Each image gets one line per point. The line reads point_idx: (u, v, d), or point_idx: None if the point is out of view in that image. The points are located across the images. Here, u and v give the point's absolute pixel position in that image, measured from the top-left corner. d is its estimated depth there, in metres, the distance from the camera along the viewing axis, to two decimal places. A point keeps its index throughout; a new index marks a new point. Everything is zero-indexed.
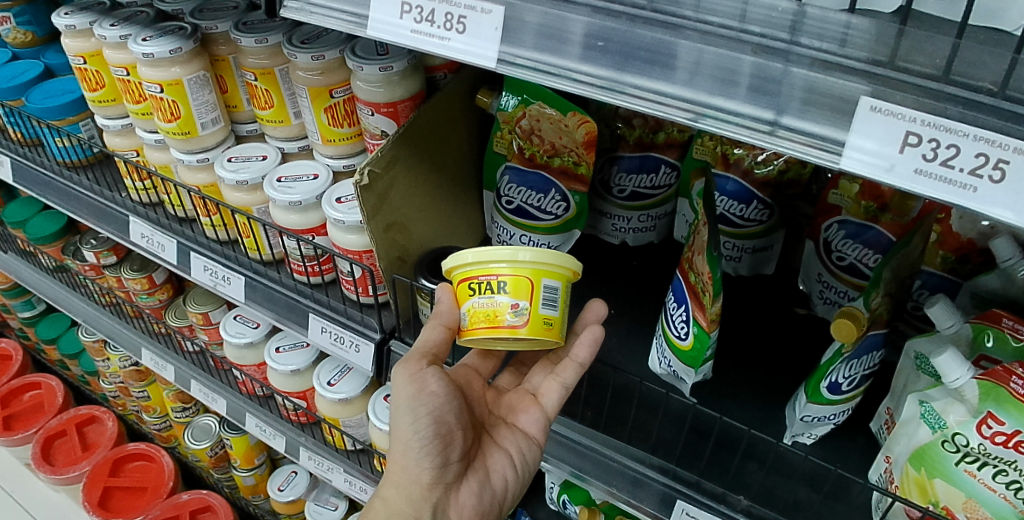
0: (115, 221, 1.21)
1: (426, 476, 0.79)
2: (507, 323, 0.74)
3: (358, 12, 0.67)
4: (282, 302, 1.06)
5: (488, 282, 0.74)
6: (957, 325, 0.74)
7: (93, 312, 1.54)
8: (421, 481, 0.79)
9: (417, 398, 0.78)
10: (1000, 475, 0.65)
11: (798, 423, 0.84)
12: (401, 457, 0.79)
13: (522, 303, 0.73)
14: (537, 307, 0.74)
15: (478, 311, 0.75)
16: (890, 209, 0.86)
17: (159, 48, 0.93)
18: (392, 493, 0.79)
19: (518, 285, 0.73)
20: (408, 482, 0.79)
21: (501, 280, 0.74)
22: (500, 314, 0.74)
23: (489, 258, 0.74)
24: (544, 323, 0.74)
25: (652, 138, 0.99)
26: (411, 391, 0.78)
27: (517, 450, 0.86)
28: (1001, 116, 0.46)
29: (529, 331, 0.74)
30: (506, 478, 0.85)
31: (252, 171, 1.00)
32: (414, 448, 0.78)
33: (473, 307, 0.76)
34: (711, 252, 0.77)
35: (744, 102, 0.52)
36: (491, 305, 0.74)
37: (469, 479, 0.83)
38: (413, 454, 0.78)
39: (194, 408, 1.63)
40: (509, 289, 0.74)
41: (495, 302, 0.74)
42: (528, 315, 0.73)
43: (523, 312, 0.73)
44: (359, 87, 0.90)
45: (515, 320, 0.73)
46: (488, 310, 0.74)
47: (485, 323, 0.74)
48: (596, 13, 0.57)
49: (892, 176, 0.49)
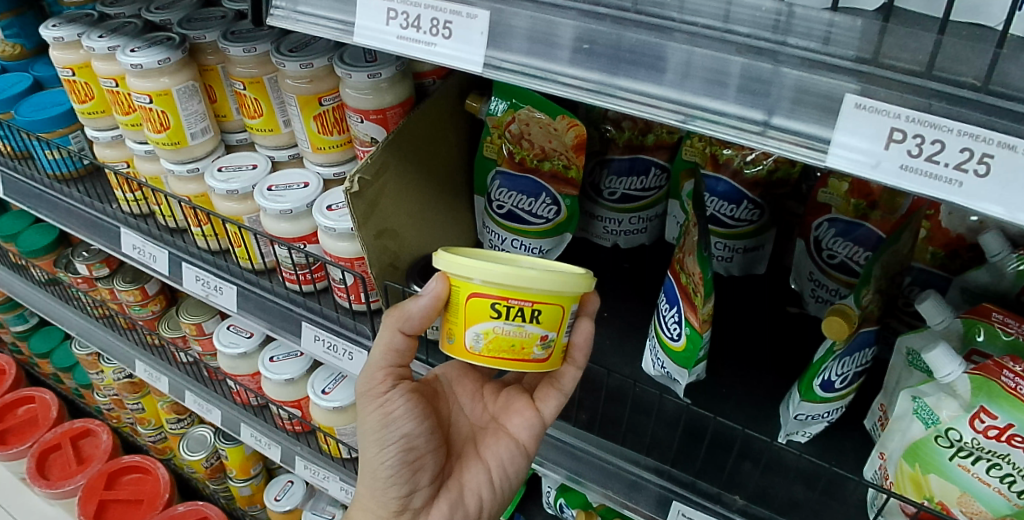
0: (106, 233, 1.21)
1: (394, 501, 0.82)
2: (535, 356, 0.72)
3: (345, 19, 0.67)
4: (275, 311, 1.06)
5: (517, 309, 0.68)
6: (948, 320, 0.74)
7: (86, 325, 1.54)
8: (389, 506, 0.82)
9: (383, 420, 0.79)
10: (993, 469, 0.65)
11: (792, 421, 0.84)
12: (370, 480, 0.82)
13: (551, 334, 0.71)
14: (559, 337, 0.72)
15: (502, 339, 0.70)
16: (879, 206, 0.87)
17: (147, 58, 0.93)
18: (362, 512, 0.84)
19: (549, 316, 0.70)
20: (378, 502, 0.82)
21: (534, 309, 0.69)
22: (527, 345, 0.70)
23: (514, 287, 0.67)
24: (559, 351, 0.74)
25: (642, 140, 0.99)
26: (378, 417, 0.79)
27: (496, 466, 0.87)
28: (986, 112, 0.47)
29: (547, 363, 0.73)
30: (480, 496, 0.86)
31: (243, 181, 1.00)
32: (381, 474, 0.81)
33: (492, 332, 0.70)
34: (701, 253, 0.77)
35: (732, 103, 0.53)
36: (519, 333, 0.69)
37: (442, 498, 0.84)
38: (379, 480, 0.81)
39: (189, 419, 1.63)
40: (541, 319, 0.69)
41: (524, 332, 0.69)
42: (552, 347, 0.72)
43: (550, 344, 0.71)
44: (348, 94, 0.90)
45: (540, 353, 0.72)
46: (519, 340, 0.70)
47: (508, 351, 0.70)
48: (582, 16, 0.57)
49: (878, 172, 0.49)
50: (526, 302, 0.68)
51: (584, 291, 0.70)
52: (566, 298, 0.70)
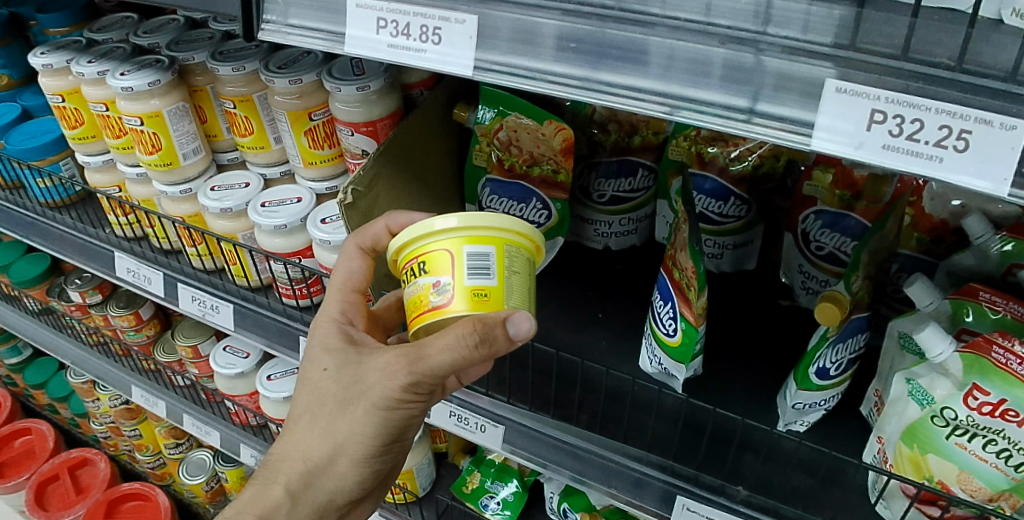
0: (99, 258, 1.21)
1: (351, 489, 0.77)
2: (432, 306, 0.67)
3: (334, 30, 0.68)
4: (273, 328, 1.06)
5: (412, 269, 0.70)
6: (936, 303, 0.76)
7: (80, 353, 1.53)
8: (344, 493, 0.78)
9: (399, 421, 0.72)
10: (989, 445, 0.67)
11: (790, 411, 0.84)
12: (335, 465, 0.74)
13: (443, 279, 0.67)
14: (460, 281, 0.66)
15: (409, 303, 0.70)
16: (864, 196, 0.89)
17: (137, 81, 0.94)
18: (302, 490, 0.73)
19: (434, 260, 0.67)
20: (332, 490, 0.76)
21: (417, 262, 0.69)
22: (424, 297, 0.68)
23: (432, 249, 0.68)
24: (472, 296, 0.66)
25: (628, 142, 1.01)
26: (396, 418, 0.71)
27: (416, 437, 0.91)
28: (961, 89, 0.48)
29: (453, 309, 0.66)
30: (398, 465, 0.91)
31: (236, 198, 1.00)
32: (365, 467, 0.76)
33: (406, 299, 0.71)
34: (693, 247, 0.78)
35: (717, 92, 0.54)
36: (416, 290, 0.69)
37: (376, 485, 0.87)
38: (356, 472, 0.75)
39: (187, 443, 1.62)
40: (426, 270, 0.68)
41: (418, 288, 0.69)
42: (449, 292, 0.66)
43: (444, 288, 0.66)
44: (337, 108, 0.91)
45: (438, 300, 0.67)
46: (414, 298, 0.69)
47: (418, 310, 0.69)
48: (567, 15, 0.59)
49: (861, 153, 0.50)
50: (413, 260, 0.69)
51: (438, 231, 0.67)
52: (449, 242, 0.67)
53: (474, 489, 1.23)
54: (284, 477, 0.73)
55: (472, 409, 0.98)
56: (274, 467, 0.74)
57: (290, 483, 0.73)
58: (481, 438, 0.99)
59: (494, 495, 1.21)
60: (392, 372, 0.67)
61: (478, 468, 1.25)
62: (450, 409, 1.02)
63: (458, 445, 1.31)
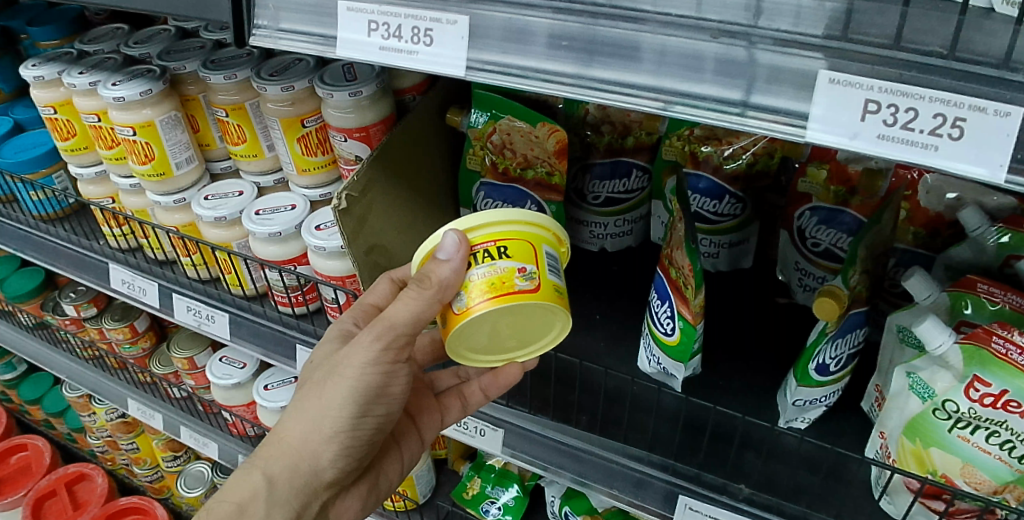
0: (94, 270, 1.20)
1: (331, 471, 0.78)
2: (517, 289, 0.66)
3: (326, 33, 0.68)
4: (270, 337, 1.05)
5: (485, 250, 0.67)
6: (935, 296, 0.75)
7: (76, 367, 1.52)
8: (323, 479, 0.78)
9: (382, 389, 0.76)
10: (992, 437, 0.66)
11: (790, 408, 0.84)
12: (320, 445, 0.75)
13: (529, 265, 0.67)
14: (545, 272, 0.68)
15: (477, 285, 0.67)
16: (859, 191, 0.89)
17: (128, 91, 0.93)
18: (281, 474, 0.74)
19: (516, 247, 0.67)
20: (311, 471, 0.76)
21: (498, 246, 0.67)
22: (506, 279, 0.66)
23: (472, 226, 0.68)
24: (554, 289, 0.68)
25: (622, 143, 1.00)
26: (378, 385, 0.75)
27: (407, 454, 0.95)
28: (953, 77, 0.48)
29: (540, 296, 0.67)
30: (391, 480, 0.94)
31: (230, 207, 1.00)
32: (340, 443, 0.76)
33: (467, 283, 0.67)
34: (689, 244, 0.78)
35: (711, 85, 0.54)
36: (493, 272, 0.66)
37: (362, 483, 0.88)
38: (332, 448, 0.76)
39: (185, 456, 1.61)
40: (510, 254, 0.67)
41: (497, 269, 0.66)
42: (537, 279, 0.67)
43: (532, 274, 0.67)
44: (330, 114, 0.91)
45: (524, 284, 0.66)
46: (490, 280, 0.66)
47: (491, 293, 0.66)
48: (558, 13, 0.58)
49: (856, 144, 0.50)
50: (486, 242, 0.68)
51: (521, 220, 0.69)
52: (529, 235, 0.69)
53: (475, 496, 1.22)
54: (265, 462, 0.74)
55: (473, 413, 0.98)
56: (255, 453, 0.74)
57: (271, 467, 0.74)
58: (482, 443, 0.99)
59: (494, 501, 1.20)
60: (365, 340, 0.72)
61: (478, 473, 1.24)
62: None
63: (457, 452, 1.30)
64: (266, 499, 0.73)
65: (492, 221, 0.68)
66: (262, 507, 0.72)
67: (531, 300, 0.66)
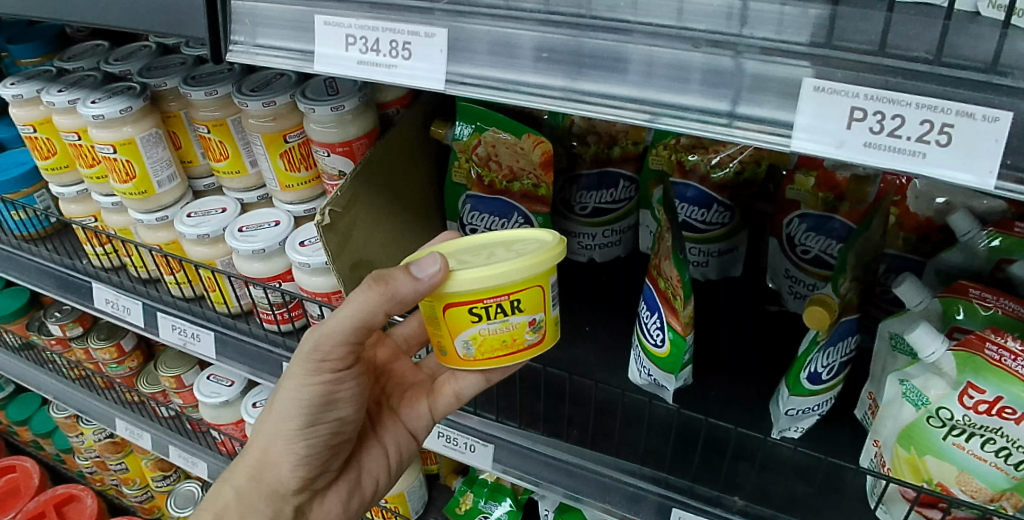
0: (77, 289, 1.19)
1: (295, 479, 0.81)
2: (527, 341, 0.71)
3: (305, 48, 0.67)
4: (256, 355, 1.03)
5: (499, 306, 0.68)
6: (926, 302, 0.74)
7: (61, 387, 1.50)
8: (290, 486, 0.82)
9: (322, 395, 0.77)
10: (987, 444, 0.65)
11: (783, 418, 0.83)
12: (280, 454, 0.80)
13: (539, 316, 0.70)
14: (549, 315, 0.71)
15: (490, 340, 0.70)
16: (848, 197, 0.88)
17: (108, 108, 0.92)
18: (249, 486, 0.80)
19: (530, 299, 0.68)
20: (277, 480, 0.81)
21: (512, 300, 0.68)
22: (518, 334, 0.70)
23: (505, 274, 0.66)
24: (554, 325, 0.73)
25: (609, 153, 0.99)
26: (320, 392, 0.76)
27: (395, 451, 0.93)
28: (939, 83, 0.47)
29: (544, 342, 0.73)
30: (376, 479, 0.93)
31: (213, 224, 0.99)
32: (295, 452, 0.79)
33: (479, 336, 0.69)
34: (677, 255, 0.77)
35: (696, 96, 0.53)
36: (506, 328, 0.69)
37: (342, 482, 0.89)
38: (289, 457, 0.79)
39: (175, 475, 1.60)
40: (523, 308, 0.69)
41: (509, 325, 0.69)
42: (543, 327, 0.71)
43: (541, 325, 0.71)
44: (313, 129, 0.90)
45: (532, 336, 0.71)
46: (503, 335, 0.70)
47: (503, 346, 0.70)
48: (541, 25, 0.58)
49: (842, 152, 0.49)
50: (501, 296, 0.67)
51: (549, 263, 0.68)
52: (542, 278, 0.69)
53: (468, 510, 1.20)
54: (233, 477, 0.80)
55: (461, 429, 0.97)
56: (227, 469, 0.81)
57: (238, 480, 0.80)
58: (471, 458, 0.97)
59: (488, 515, 1.18)
60: (303, 350, 0.74)
61: (471, 488, 1.22)
62: (437, 429, 1.00)
63: (449, 466, 1.29)
64: (239, 508, 0.80)
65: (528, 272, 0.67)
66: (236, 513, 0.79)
67: (538, 348, 0.73)
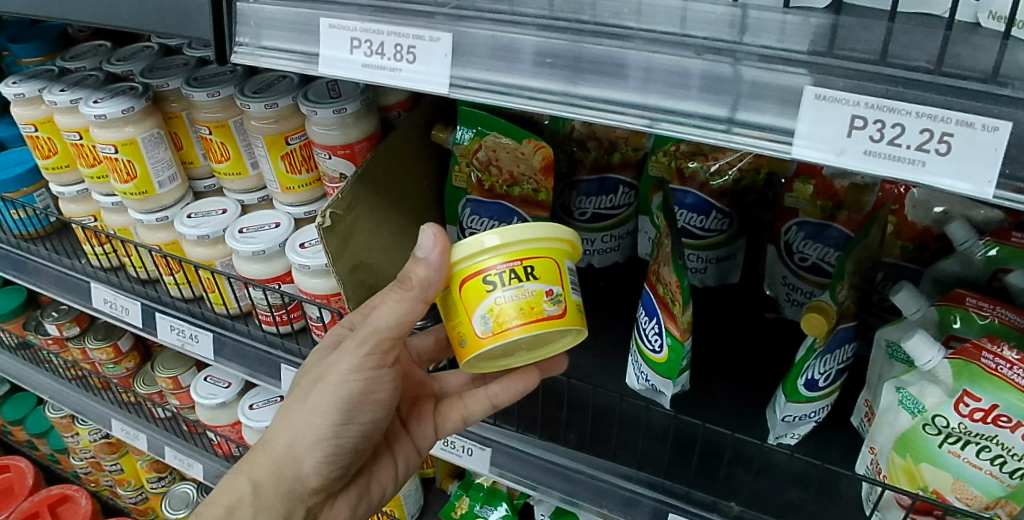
0: (75, 289, 1.19)
1: (315, 478, 0.79)
2: (547, 312, 0.67)
3: (308, 50, 0.67)
4: (254, 356, 1.04)
5: (511, 272, 0.67)
6: (924, 311, 0.75)
7: (57, 387, 1.49)
8: (308, 485, 0.79)
9: (365, 395, 0.76)
10: (983, 452, 0.65)
11: (780, 423, 0.83)
12: (305, 451, 0.76)
13: (555, 288, 0.68)
14: (568, 293, 0.69)
15: (507, 309, 0.67)
16: (845, 205, 0.89)
17: (110, 108, 0.92)
18: (268, 480, 0.76)
19: (542, 267, 0.68)
20: (296, 477, 0.77)
21: (524, 265, 0.67)
22: (535, 302, 0.67)
23: (511, 237, 0.67)
24: (576, 309, 0.70)
25: (608, 159, 1.00)
26: (361, 392, 0.75)
27: (402, 461, 0.93)
28: (939, 92, 0.48)
29: (567, 319, 0.69)
30: (382, 488, 0.92)
31: (213, 225, 0.99)
32: (323, 451, 0.77)
33: (496, 305, 0.67)
34: (676, 261, 0.77)
35: (697, 102, 0.53)
36: (522, 295, 0.67)
37: (351, 488, 0.87)
38: (315, 455, 0.77)
39: (170, 477, 1.60)
40: (537, 275, 0.67)
41: (524, 293, 0.67)
42: (563, 300, 0.68)
43: (559, 296, 0.68)
44: (314, 132, 0.90)
45: (552, 308, 0.68)
46: (519, 303, 0.67)
47: (523, 313, 0.67)
48: (543, 31, 0.58)
49: (842, 160, 0.50)
50: (513, 261, 0.67)
51: (559, 236, 0.69)
52: (553, 251, 0.69)
53: (463, 515, 1.20)
54: (250, 468, 0.76)
55: (459, 432, 0.97)
56: (242, 459, 0.76)
57: (256, 472, 0.75)
58: (468, 462, 0.97)
59: None
60: (349, 348, 0.73)
61: (467, 492, 1.21)
62: None
63: (445, 470, 1.29)
64: (253, 503, 0.74)
65: (534, 238, 0.67)
66: (250, 509, 0.74)
67: (560, 325, 0.68)
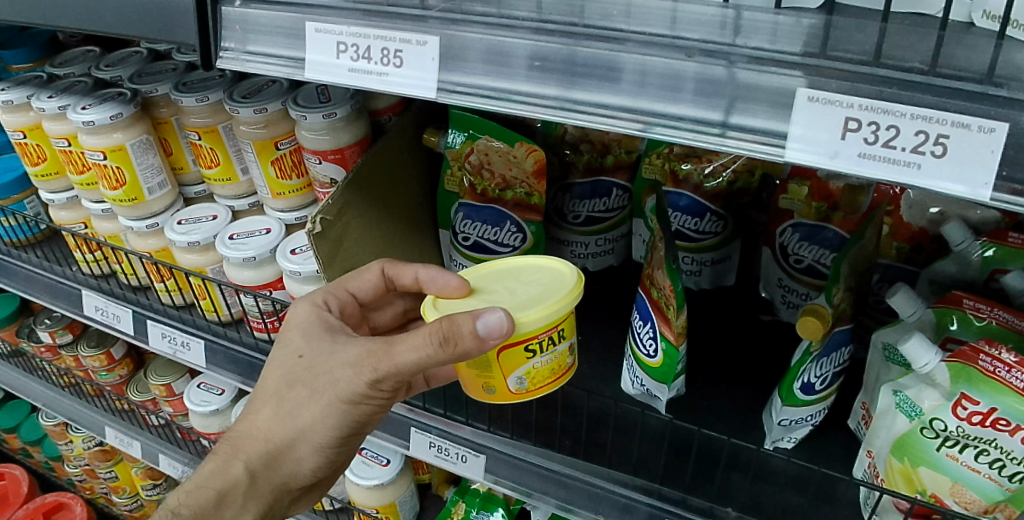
0: (67, 297, 1.18)
1: (307, 472, 0.78)
2: (568, 364, 0.75)
3: (296, 55, 0.66)
4: (245, 364, 1.03)
5: (549, 338, 0.71)
6: (920, 312, 0.73)
7: (50, 395, 1.48)
8: (298, 475, 0.78)
9: (371, 414, 0.74)
10: (981, 455, 0.65)
11: (776, 428, 0.82)
12: (304, 448, 0.75)
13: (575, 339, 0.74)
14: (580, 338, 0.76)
15: (541, 371, 0.73)
16: (840, 206, 0.88)
17: (99, 115, 0.91)
18: (261, 472, 0.74)
19: (570, 326, 0.72)
20: (291, 470, 0.76)
21: (559, 330, 0.71)
22: (562, 359, 0.74)
23: (554, 314, 0.69)
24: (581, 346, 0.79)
25: (601, 162, 0.99)
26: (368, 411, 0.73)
27: None
28: (936, 93, 0.47)
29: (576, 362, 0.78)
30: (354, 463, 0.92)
31: (204, 231, 0.98)
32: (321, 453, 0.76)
33: (533, 369, 0.72)
34: (669, 265, 0.76)
35: (689, 106, 0.53)
36: (553, 357, 0.72)
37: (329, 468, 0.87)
38: (314, 456, 0.76)
39: (165, 484, 1.59)
40: (566, 335, 0.72)
41: (557, 354, 0.73)
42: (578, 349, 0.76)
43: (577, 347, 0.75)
44: (304, 137, 0.89)
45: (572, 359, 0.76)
46: (552, 364, 0.73)
47: (551, 372, 0.74)
48: (535, 34, 0.57)
49: (837, 163, 0.49)
50: (552, 329, 0.70)
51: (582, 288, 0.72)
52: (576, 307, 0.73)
53: None
54: (246, 456, 0.73)
55: (453, 439, 0.95)
56: (235, 446, 0.73)
57: (250, 462, 0.73)
58: (462, 469, 0.95)
59: None
60: (360, 369, 0.69)
61: (463, 498, 1.21)
62: (428, 439, 0.98)
63: (441, 476, 1.29)
64: (246, 492, 0.73)
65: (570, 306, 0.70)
66: (240, 497, 0.73)
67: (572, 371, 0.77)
